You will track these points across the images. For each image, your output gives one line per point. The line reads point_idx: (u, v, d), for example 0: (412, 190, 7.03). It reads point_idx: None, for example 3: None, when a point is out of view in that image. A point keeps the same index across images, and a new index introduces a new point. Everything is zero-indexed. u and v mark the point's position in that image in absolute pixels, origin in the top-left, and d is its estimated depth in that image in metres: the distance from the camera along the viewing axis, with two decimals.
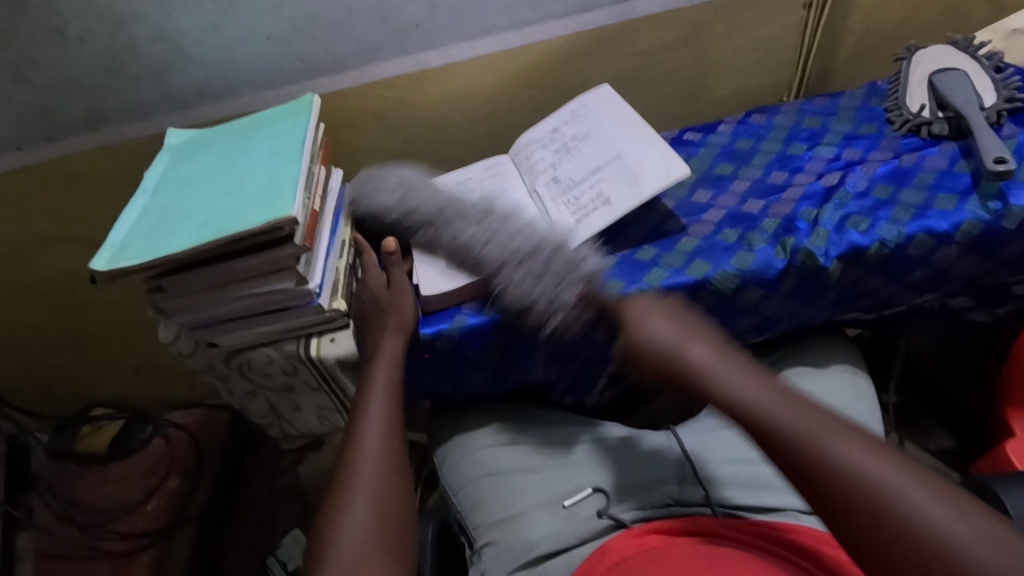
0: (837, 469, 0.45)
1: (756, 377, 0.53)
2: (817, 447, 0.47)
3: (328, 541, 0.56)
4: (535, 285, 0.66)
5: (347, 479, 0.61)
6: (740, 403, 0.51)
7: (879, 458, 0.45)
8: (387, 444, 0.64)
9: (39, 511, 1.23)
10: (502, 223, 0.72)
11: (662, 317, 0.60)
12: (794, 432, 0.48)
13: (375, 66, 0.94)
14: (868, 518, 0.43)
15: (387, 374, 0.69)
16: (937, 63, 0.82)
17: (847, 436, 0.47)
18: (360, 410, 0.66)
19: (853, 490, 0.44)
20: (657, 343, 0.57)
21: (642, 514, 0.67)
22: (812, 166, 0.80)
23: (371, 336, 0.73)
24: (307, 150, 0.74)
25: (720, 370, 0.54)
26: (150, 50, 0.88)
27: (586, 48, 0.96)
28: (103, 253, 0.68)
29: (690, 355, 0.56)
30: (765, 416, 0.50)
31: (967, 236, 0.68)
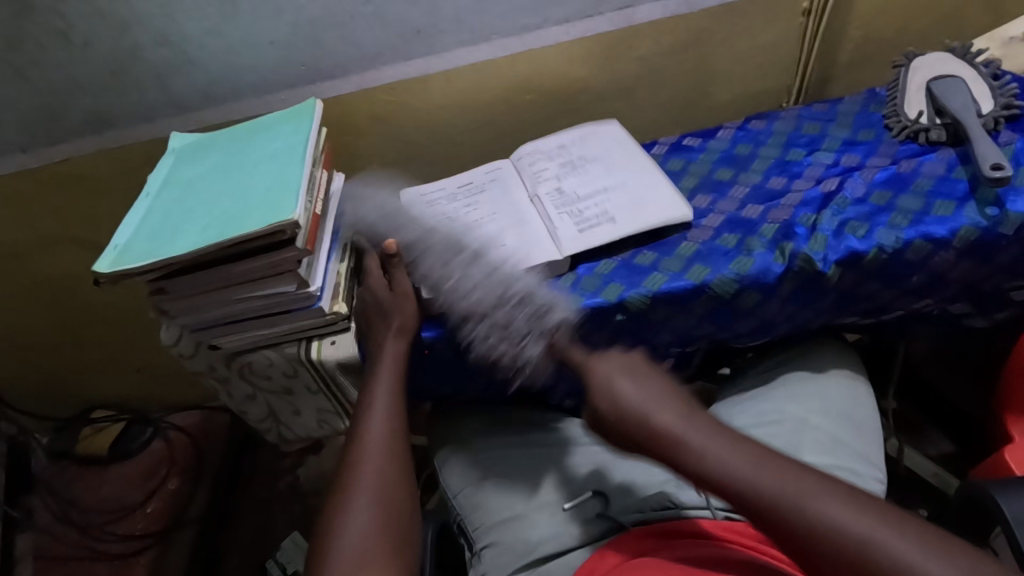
0: (804, 525, 0.46)
1: (724, 439, 0.53)
2: (795, 504, 0.47)
3: (330, 543, 0.56)
4: (502, 339, 0.71)
5: (349, 480, 0.61)
6: (705, 464, 0.52)
7: (851, 507, 0.46)
8: (389, 446, 0.64)
9: (38, 512, 1.25)
10: (473, 263, 0.74)
11: (633, 380, 0.61)
12: (757, 494, 0.49)
13: (377, 71, 0.95)
14: (843, 568, 0.44)
15: (390, 376, 0.69)
16: (934, 70, 0.83)
17: (815, 489, 0.47)
18: (363, 413, 0.67)
19: (824, 541, 0.45)
20: (627, 408, 0.59)
21: (641, 518, 0.65)
22: (811, 171, 0.81)
23: (373, 338, 0.73)
24: (310, 153, 0.75)
25: (688, 434, 0.55)
26: (154, 54, 0.89)
27: (587, 53, 0.97)
28: (106, 255, 0.68)
29: (660, 423, 0.56)
30: (731, 481, 0.50)
31: (964, 242, 0.68)
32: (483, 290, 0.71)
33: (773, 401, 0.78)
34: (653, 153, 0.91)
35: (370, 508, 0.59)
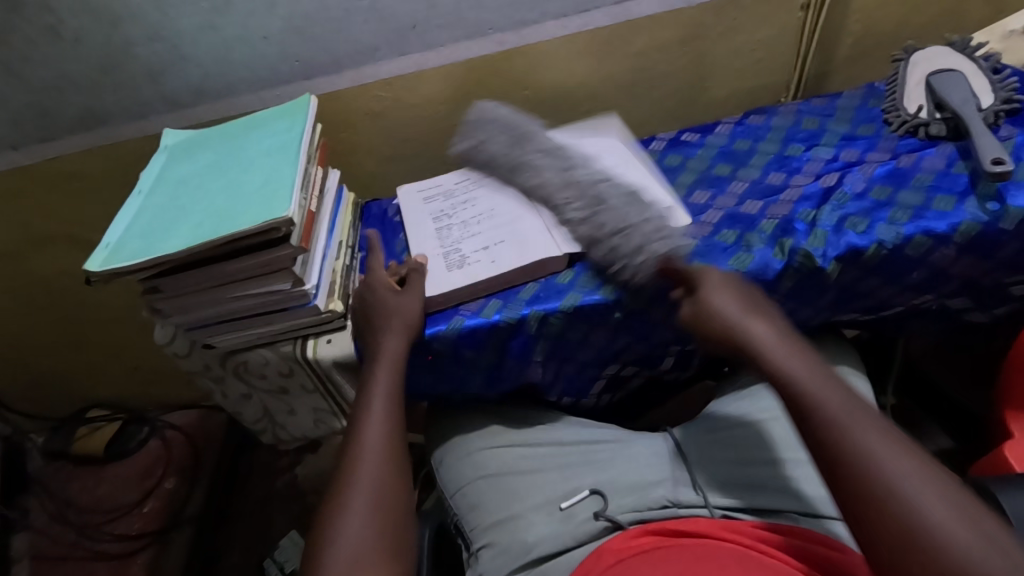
0: (859, 457, 0.47)
1: (815, 363, 0.55)
2: (841, 427, 0.49)
3: (325, 545, 0.56)
4: (622, 238, 0.69)
5: (346, 481, 0.60)
6: (786, 378, 0.54)
7: (910, 464, 0.46)
8: (387, 447, 0.63)
9: (35, 512, 1.24)
10: (581, 170, 0.78)
11: (728, 296, 0.63)
12: (831, 414, 0.50)
13: (372, 66, 0.94)
14: (867, 501, 0.45)
15: (388, 375, 0.68)
16: (934, 64, 0.82)
17: (886, 433, 0.48)
18: (361, 411, 0.66)
19: (862, 475, 0.46)
20: (720, 315, 0.61)
21: (638, 516, 0.67)
22: (811, 166, 0.80)
23: (370, 336, 0.72)
24: (304, 150, 0.74)
25: (775, 352, 0.57)
26: (147, 50, 0.88)
27: (585, 48, 0.96)
28: (98, 254, 0.68)
29: (752, 330, 0.59)
30: (800, 394, 0.53)
31: (964, 237, 0.68)
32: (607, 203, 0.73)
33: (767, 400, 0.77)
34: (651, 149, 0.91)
35: (366, 509, 0.58)
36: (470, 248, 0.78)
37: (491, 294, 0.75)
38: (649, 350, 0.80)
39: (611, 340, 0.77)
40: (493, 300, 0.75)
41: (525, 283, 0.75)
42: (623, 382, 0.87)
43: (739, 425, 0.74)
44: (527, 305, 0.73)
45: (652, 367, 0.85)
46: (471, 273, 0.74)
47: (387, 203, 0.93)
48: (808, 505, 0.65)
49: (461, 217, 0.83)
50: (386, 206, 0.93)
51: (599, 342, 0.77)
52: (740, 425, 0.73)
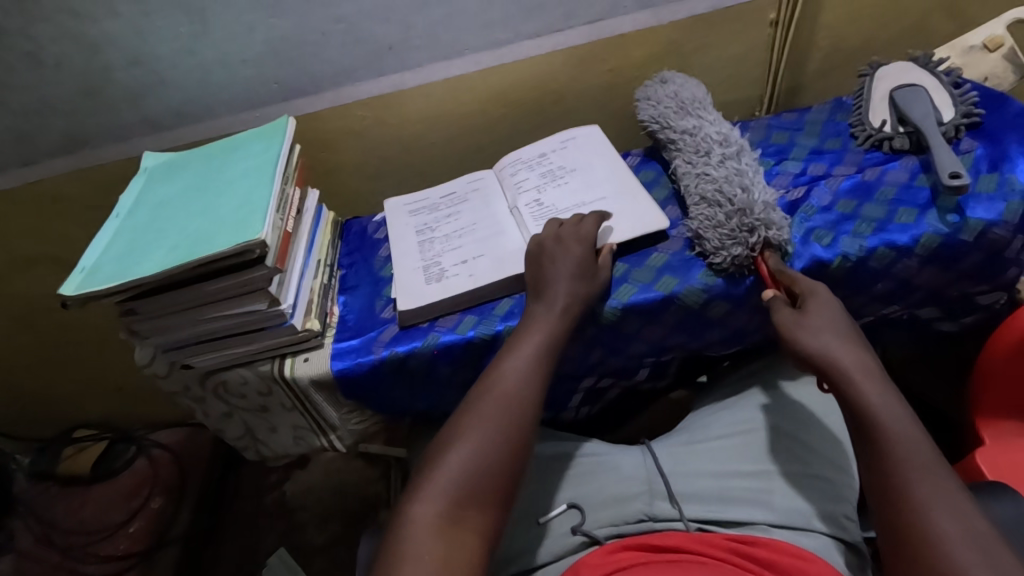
0: (918, 507, 0.51)
1: (897, 406, 0.57)
2: (908, 482, 0.52)
3: (441, 466, 0.56)
4: (716, 226, 0.71)
5: (482, 411, 0.60)
6: (867, 410, 0.57)
7: (968, 525, 0.49)
8: (524, 393, 0.61)
9: (20, 535, 1.24)
10: (733, 158, 0.78)
11: (827, 318, 0.62)
12: (902, 459, 0.53)
13: (351, 86, 0.95)
14: (913, 544, 0.50)
15: (541, 333, 0.66)
16: (898, 78, 0.84)
17: (953, 493, 0.51)
18: (506, 355, 0.65)
19: (918, 519, 0.50)
20: (811, 335, 0.61)
21: (615, 531, 0.68)
22: (780, 180, 0.81)
23: (542, 280, 0.70)
24: (280, 171, 0.75)
25: (861, 383, 0.58)
26: (127, 75, 0.89)
27: (560, 66, 0.98)
28: (74, 278, 0.68)
29: (837, 356, 0.60)
30: (882, 430, 0.55)
31: (926, 249, 0.69)
32: (725, 184, 0.74)
33: (740, 412, 0.78)
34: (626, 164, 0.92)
35: (486, 442, 0.57)
36: (449, 261, 0.79)
37: (466, 311, 0.76)
38: (624, 363, 0.80)
39: (586, 354, 0.78)
40: (467, 316, 0.76)
41: (500, 298, 0.76)
42: (601, 395, 0.88)
43: (713, 440, 0.75)
44: (501, 322, 0.74)
45: (628, 380, 0.85)
46: (448, 287, 0.76)
47: (367, 220, 0.95)
48: (781, 516, 0.67)
49: (443, 230, 0.85)
50: (366, 223, 0.94)
51: (574, 357, 0.78)
52: (715, 440, 0.75)
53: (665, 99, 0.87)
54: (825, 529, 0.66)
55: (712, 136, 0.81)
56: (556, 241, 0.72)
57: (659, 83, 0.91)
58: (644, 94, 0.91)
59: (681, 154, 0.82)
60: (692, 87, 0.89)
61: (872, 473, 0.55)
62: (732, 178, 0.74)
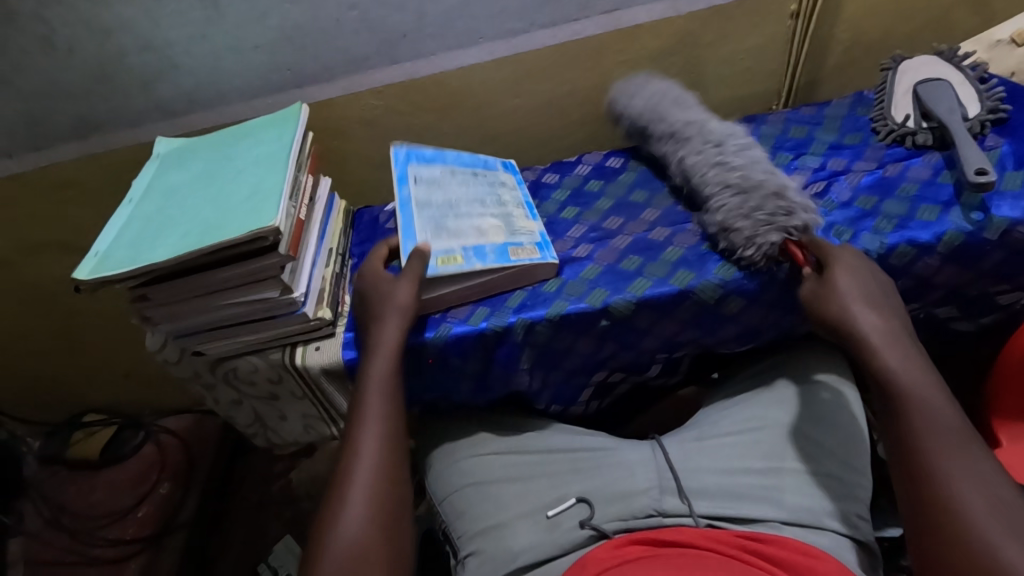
0: (942, 473, 0.51)
1: (920, 372, 0.56)
2: (931, 448, 0.52)
3: (326, 537, 0.59)
4: (744, 215, 0.69)
5: (344, 479, 0.62)
6: (885, 375, 0.57)
7: (989, 492, 0.49)
8: (385, 442, 0.65)
9: (29, 516, 1.24)
10: (745, 150, 0.76)
11: (852, 282, 0.62)
12: (923, 427, 0.53)
13: (363, 75, 0.94)
14: (935, 509, 0.50)
15: (386, 369, 0.68)
16: (921, 73, 0.82)
17: (977, 460, 0.51)
18: (360, 402, 0.66)
19: (941, 487, 0.50)
20: (835, 298, 0.62)
21: (623, 525, 0.67)
22: (798, 175, 0.80)
23: (372, 320, 0.71)
24: (293, 159, 0.74)
25: (882, 348, 0.58)
26: (139, 60, 0.89)
27: (575, 57, 0.96)
28: (86, 262, 0.68)
29: (859, 321, 0.60)
30: (906, 396, 0.55)
31: (948, 247, 0.68)
32: (742, 172, 0.73)
33: (751, 409, 0.77)
34: (641, 157, 0.91)
35: (361, 502, 0.61)
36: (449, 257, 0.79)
37: (478, 302, 0.76)
38: (635, 358, 0.80)
39: (597, 348, 0.77)
40: (480, 308, 0.75)
41: (513, 290, 0.76)
42: (611, 390, 0.87)
43: (724, 436, 0.75)
44: (514, 313, 0.73)
45: (639, 375, 0.84)
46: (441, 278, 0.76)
47: (378, 210, 0.94)
48: (792, 514, 0.66)
49: None
50: (377, 213, 0.94)
51: (585, 351, 0.77)
52: (726, 436, 0.75)
53: (655, 98, 0.87)
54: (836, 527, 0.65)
55: (715, 128, 0.80)
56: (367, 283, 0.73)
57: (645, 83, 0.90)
58: (625, 97, 0.91)
59: (688, 142, 0.80)
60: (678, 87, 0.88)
61: (892, 440, 0.55)
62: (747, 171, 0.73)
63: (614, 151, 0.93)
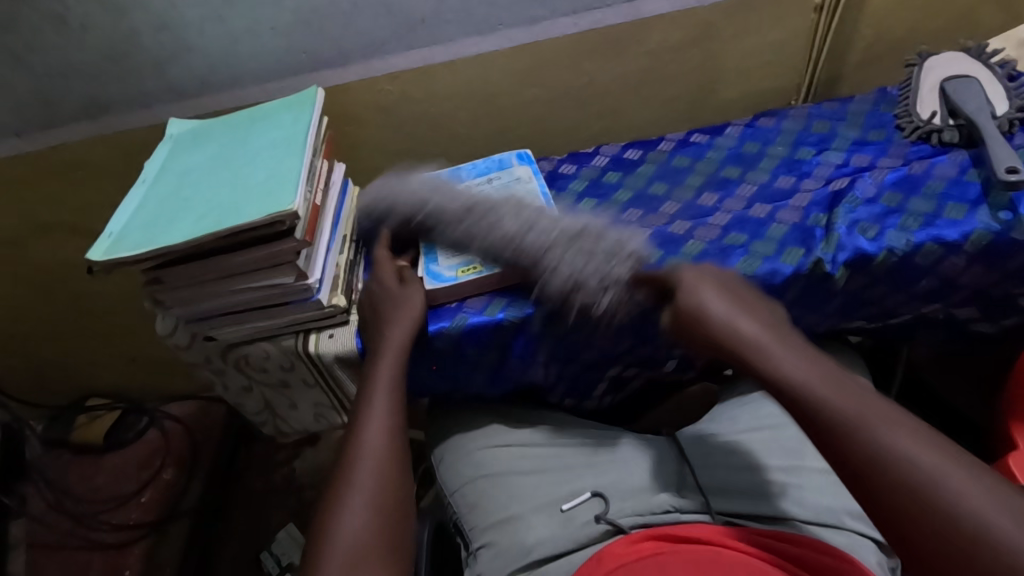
0: (891, 461, 0.43)
1: (810, 357, 0.51)
2: (866, 430, 0.45)
3: (328, 535, 0.54)
4: (586, 266, 0.67)
5: (346, 475, 0.59)
6: (783, 379, 0.50)
7: (937, 453, 0.43)
8: (390, 437, 0.62)
9: (32, 500, 1.22)
10: (494, 216, 0.72)
11: (716, 291, 0.57)
12: (847, 417, 0.45)
13: (380, 60, 0.93)
14: (905, 503, 0.42)
15: (390, 367, 0.67)
16: (948, 69, 0.81)
17: (902, 421, 0.45)
18: (365, 400, 0.65)
19: (901, 477, 0.42)
20: (707, 317, 0.55)
21: (640, 521, 0.66)
22: (821, 171, 0.79)
23: (379, 326, 0.70)
24: (310, 143, 0.73)
25: (770, 347, 0.52)
26: (153, 39, 0.87)
27: (595, 46, 0.95)
28: (100, 243, 0.67)
29: (742, 329, 0.53)
30: (806, 394, 0.48)
31: (976, 246, 0.67)
32: (561, 226, 0.70)
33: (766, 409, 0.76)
34: (660, 149, 0.90)
35: (366, 497, 0.57)
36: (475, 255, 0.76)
37: (495, 293, 0.75)
38: (652, 353, 0.79)
39: (615, 342, 0.76)
40: (497, 298, 0.74)
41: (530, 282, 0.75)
42: (625, 385, 0.86)
43: (742, 433, 0.74)
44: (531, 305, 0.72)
45: (655, 370, 0.83)
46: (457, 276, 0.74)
47: None
48: (811, 514, 0.65)
49: None
50: None
51: (602, 345, 0.76)
52: (745, 433, 0.74)
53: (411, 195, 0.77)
54: (849, 525, 0.65)
55: (492, 200, 0.75)
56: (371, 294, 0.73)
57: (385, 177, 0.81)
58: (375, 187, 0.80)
59: (495, 210, 0.73)
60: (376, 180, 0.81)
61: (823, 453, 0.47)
62: (555, 229, 0.70)
63: (633, 143, 0.93)
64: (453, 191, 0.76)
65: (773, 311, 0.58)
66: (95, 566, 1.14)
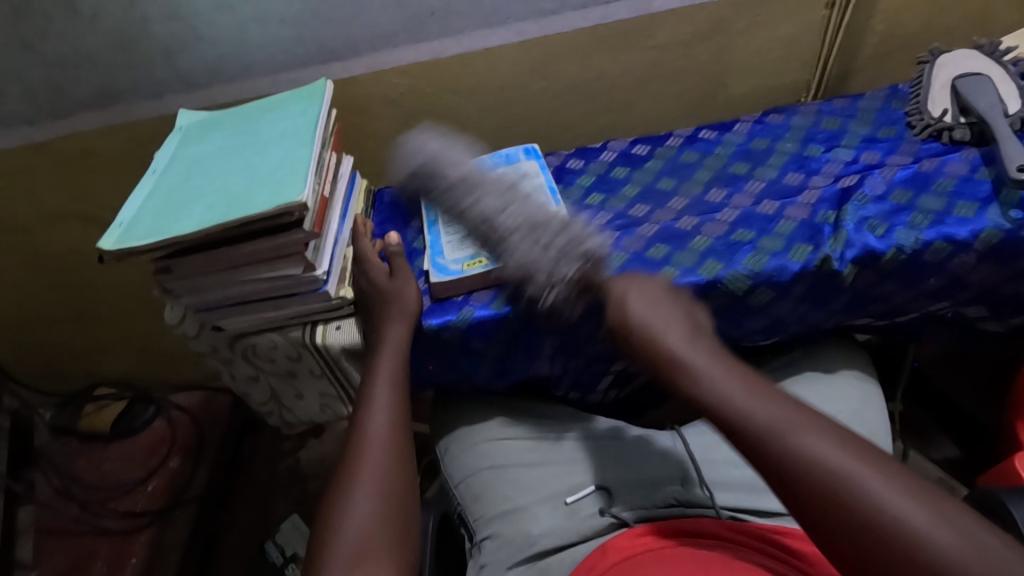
0: (801, 464, 0.44)
1: (731, 367, 0.53)
2: (779, 435, 0.46)
3: (332, 531, 0.54)
4: (541, 255, 0.67)
5: (350, 471, 0.59)
6: (701, 388, 0.52)
7: (846, 450, 0.44)
8: (393, 433, 0.62)
9: (39, 486, 1.24)
10: (480, 198, 0.73)
11: (648, 305, 0.59)
12: (759, 427, 0.47)
13: (389, 52, 0.93)
14: (816, 503, 0.43)
15: (391, 364, 0.67)
16: (961, 66, 0.80)
17: (813, 425, 0.46)
18: (366, 398, 0.65)
19: (813, 477, 0.43)
20: (635, 333, 0.58)
21: (645, 514, 0.65)
22: (830, 168, 0.79)
23: (378, 325, 0.71)
24: (319, 134, 0.73)
25: (696, 360, 0.54)
26: (163, 29, 0.88)
27: (604, 40, 0.95)
28: (111, 232, 0.67)
29: (668, 342, 0.56)
30: (725, 406, 0.50)
31: (985, 244, 0.66)
32: (535, 214, 0.70)
33: None
34: (668, 144, 0.90)
35: (372, 493, 0.57)
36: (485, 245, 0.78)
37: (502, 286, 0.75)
38: None
39: None
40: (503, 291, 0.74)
41: None
42: (629, 380, 0.86)
43: None
44: None
45: None
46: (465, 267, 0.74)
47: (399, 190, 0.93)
48: None
49: None
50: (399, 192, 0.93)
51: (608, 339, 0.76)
52: None
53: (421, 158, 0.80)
54: None
55: (492, 181, 0.75)
56: (374, 288, 0.73)
57: (420, 136, 0.82)
58: (408, 145, 0.82)
59: (481, 187, 0.74)
60: (422, 143, 0.81)
61: (749, 461, 0.48)
62: (526, 218, 0.70)
63: (641, 138, 0.92)
64: (459, 161, 0.78)
65: (698, 323, 0.60)
66: (99, 553, 1.15)
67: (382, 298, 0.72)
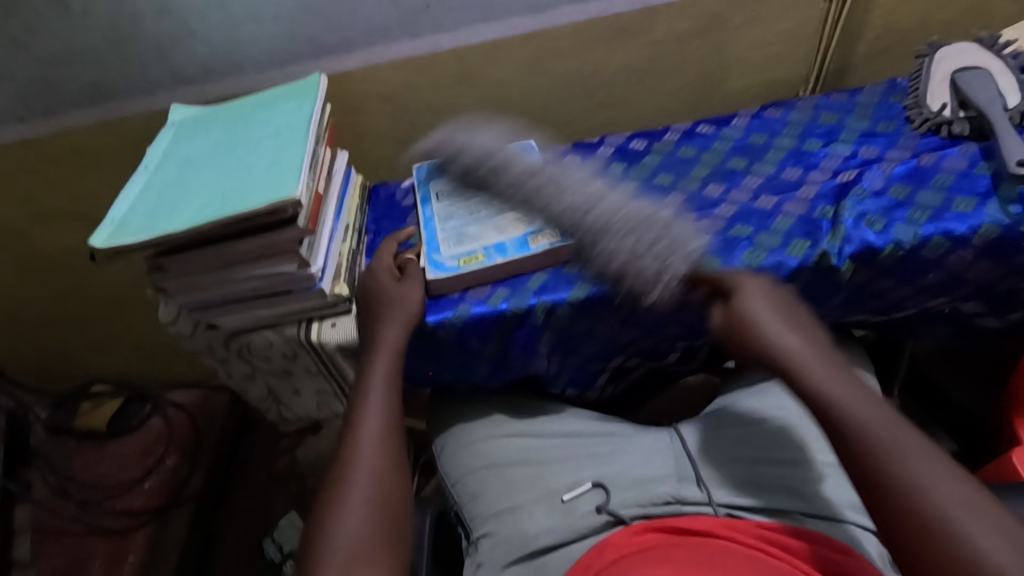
0: (909, 490, 0.46)
1: (853, 382, 0.54)
2: (891, 455, 0.48)
3: (325, 533, 0.54)
4: (643, 251, 0.63)
5: (343, 471, 0.59)
6: (826, 401, 0.53)
7: (961, 488, 0.46)
8: (387, 432, 0.62)
9: (36, 486, 1.22)
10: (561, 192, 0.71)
11: (765, 302, 0.60)
12: (877, 443, 0.49)
13: (383, 47, 0.92)
14: (916, 523, 0.45)
15: (388, 363, 0.67)
16: (959, 60, 0.80)
17: (935, 459, 0.48)
18: (362, 397, 0.65)
19: (914, 503, 0.46)
20: (759, 328, 0.58)
21: (641, 512, 0.65)
22: (828, 162, 0.79)
23: (375, 323, 0.70)
24: (312, 132, 0.72)
25: (811, 367, 0.55)
26: (155, 25, 0.87)
27: (601, 35, 0.94)
28: (102, 230, 0.67)
29: (788, 345, 0.57)
30: (842, 413, 0.52)
31: (984, 240, 0.66)
32: (628, 209, 0.67)
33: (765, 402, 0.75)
34: (665, 139, 0.89)
35: (365, 493, 0.57)
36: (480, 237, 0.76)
37: (497, 283, 0.74)
38: (656, 344, 0.78)
39: (618, 333, 0.76)
40: (499, 289, 0.74)
41: (533, 272, 0.74)
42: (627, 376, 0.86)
43: (736, 429, 0.73)
44: (534, 296, 0.71)
45: (657, 362, 0.83)
46: (463, 264, 0.73)
47: (394, 187, 0.92)
48: (813, 507, 0.64)
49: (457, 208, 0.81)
50: (394, 189, 0.92)
51: (605, 336, 0.76)
52: (737, 429, 0.73)
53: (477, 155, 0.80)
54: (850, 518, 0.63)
55: (568, 175, 0.73)
56: (372, 284, 0.73)
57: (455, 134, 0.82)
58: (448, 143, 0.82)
59: (555, 179, 0.73)
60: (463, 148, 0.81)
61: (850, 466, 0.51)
62: (621, 216, 0.66)
63: (638, 133, 0.92)
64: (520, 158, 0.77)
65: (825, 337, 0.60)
66: (98, 554, 1.13)
67: (377, 296, 0.72)
